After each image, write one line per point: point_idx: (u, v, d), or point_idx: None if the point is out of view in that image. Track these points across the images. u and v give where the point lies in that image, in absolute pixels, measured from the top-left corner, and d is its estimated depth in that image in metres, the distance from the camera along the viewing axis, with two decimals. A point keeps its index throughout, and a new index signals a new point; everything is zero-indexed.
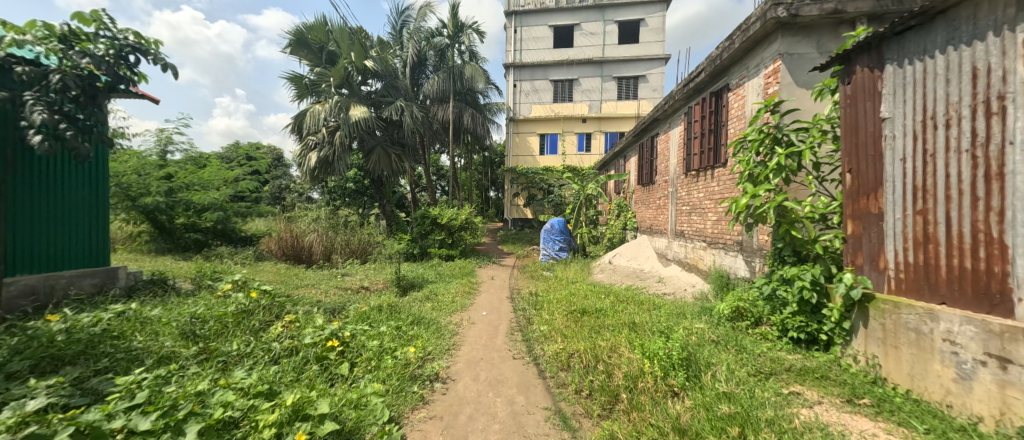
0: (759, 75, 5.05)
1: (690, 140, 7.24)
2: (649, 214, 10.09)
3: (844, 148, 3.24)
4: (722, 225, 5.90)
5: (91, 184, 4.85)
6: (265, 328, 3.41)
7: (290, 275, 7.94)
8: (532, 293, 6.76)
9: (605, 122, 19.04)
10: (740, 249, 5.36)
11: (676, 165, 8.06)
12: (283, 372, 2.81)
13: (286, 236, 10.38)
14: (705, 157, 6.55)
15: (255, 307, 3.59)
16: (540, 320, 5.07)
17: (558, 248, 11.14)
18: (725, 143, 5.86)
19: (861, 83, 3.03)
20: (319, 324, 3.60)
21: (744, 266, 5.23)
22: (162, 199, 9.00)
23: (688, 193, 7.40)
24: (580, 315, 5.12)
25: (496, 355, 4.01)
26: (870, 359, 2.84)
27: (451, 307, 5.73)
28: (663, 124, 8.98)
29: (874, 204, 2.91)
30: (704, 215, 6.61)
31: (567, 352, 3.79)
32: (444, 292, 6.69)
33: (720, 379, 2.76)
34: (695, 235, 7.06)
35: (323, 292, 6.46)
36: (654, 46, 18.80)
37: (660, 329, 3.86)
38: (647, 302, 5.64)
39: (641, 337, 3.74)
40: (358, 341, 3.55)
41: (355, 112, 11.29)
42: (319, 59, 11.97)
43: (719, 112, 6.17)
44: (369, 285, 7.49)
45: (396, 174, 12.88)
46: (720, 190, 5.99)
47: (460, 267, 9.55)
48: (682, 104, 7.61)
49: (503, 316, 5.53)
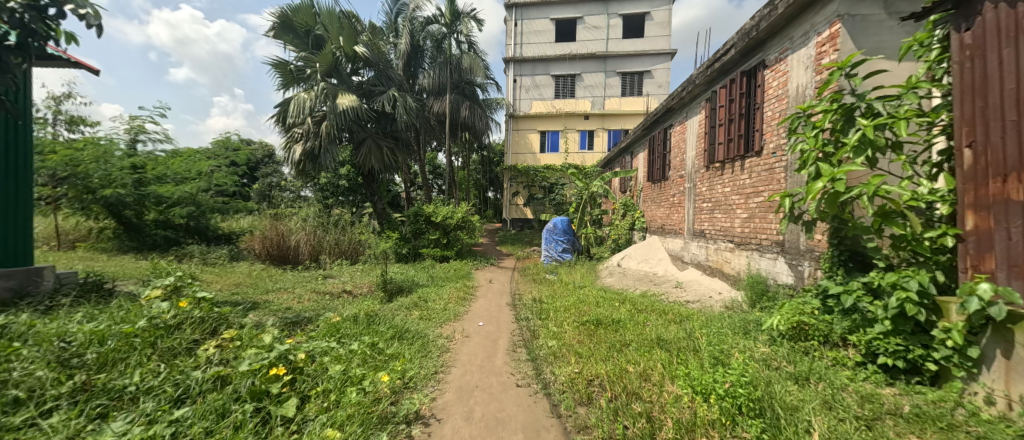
0: (808, 45, 4.27)
1: (713, 129, 6.48)
2: (661, 212, 9.32)
3: (957, 116, 2.46)
4: (756, 222, 5.14)
5: (6, 169, 4.02)
6: (192, 349, 2.59)
7: (265, 276, 7.09)
8: (535, 300, 5.95)
9: (609, 119, 18.26)
10: (782, 250, 4.58)
11: (694, 157, 7.30)
12: (192, 420, 1.99)
13: (269, 235, 9.54)
14: (732, 146, 5.77)
15: (183, 320, 2.76)
16: (548, 333, 4.25)
17: (560, 249, 10.35)
18: (759, 128, 5.10)
19: (991, 26, 2.26)
20: (266, 344, 2.77)
21: (788, 271, 4.45)
22: (126, 192, 8.10)
23: (709, 188, 6.62)
24: (595, 329, 4.30)
25: (495, 381, 3.20)
26: (1019, 404, 2.03)
27: (441, 317, 4.88)
28: (678, 114, 8.21)
29: (1016, 187, 2.13)
30: (731, 213, 5.84)
31: (585, 378, 3.03)
32: (436, 298, 5.86)
33: (813, 434, 1.96)
34: (718, 235, 6.28)
35: (295, 298, 5.60)
36: (660, 40, 18.07)
37: (703, 350, 3.06)
38: (671, 312, 4.83)
39: (683, 363, 2.94)
40: (316, 366, 2.74)
41: (343, 101, 10.51)
42: (305, 44, 11.10)
43: (752, 94, 5.39)
44: (352, 288, 6.68)
45: (388, 169, 12.06)
46: (753, 183, 5.25)
47: (456, 269, 8.73)
48: (703, 89, 6.84)
49: (503, 327, 4.71)
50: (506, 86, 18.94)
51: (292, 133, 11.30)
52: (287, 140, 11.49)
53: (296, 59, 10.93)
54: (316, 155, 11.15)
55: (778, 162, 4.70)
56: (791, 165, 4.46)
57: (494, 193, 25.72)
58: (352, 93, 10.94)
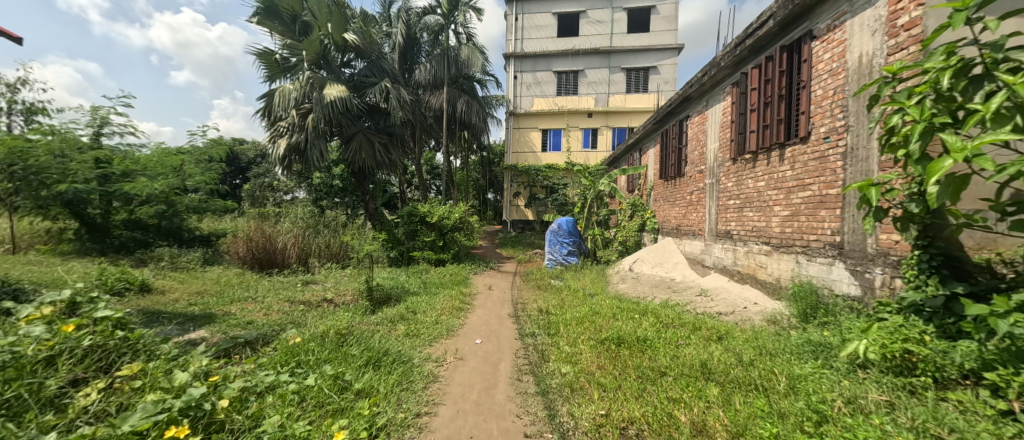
0: (877, 5, 3.56)
1: (741, 116, 5.73)
2: (675, 212, 8.55)
3: None
4: (801, 219, 4.40)
5: None
6: (63, 397, 1.84)
7: (235, 283, 6.26)
8: (541, 311, 5.16)
9: (613, 116, 17.52)
10: (840, 253, 3.84)
11: (718, 149, 6.56)
12: None
13: (253, 238, 8.71)
14: (768, 132, 5.04)
15: (62, 352, 2.01)
16: (560, 356, 3.47)
17: (566, 252, 9.56)
18: (804, 110, 4.38)
19: None
20: (176, 384, 2.01)
21: (851, 279, 3.69)
22: (85, 187, 7.32)
23: (737, 183, 5.87)
24: (617, 350, 3.51)
25: (498, 428, 2.42)
26: None
27: (432, 334, 4.08)
28: (697, 104, 7.46)
29: None
30: (766, 210, 5.10)
31: (616, 428, 2.28)
32: (428, 309, 5.07)
33: None
34: (749, 236, 5.50)
35: (261, 309, 4.78)
36: (666, 35, 17.32)
37: (775, 399, 2.29)
38: (705, 327, 4.06)
39: (760, 419, 2.17)
40: (245, 419, 1.98)
41: (331, 91, 9.74)
42: (292, 32, 10.32)
43: (793, 72, 4.67)
44: (333, 297, 5.88)
45: (380, 166, 11.29)
46: (797, 174, 4.51)
47: (451, 274, 7.96)
48: (729, 72, 6.10)
49: (505, 346, 3.93)
50: (505, 82, 18.20)
51: (277, 127, 10.55)
52: (272, 135, 10.72)
53: (281, 47, 10.19)
54: (302, 150, 10.38)
55: (831, 148, 3.98)
56: (852, 150, 3.72)
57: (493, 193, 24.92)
58: (341, 84, 10.20)
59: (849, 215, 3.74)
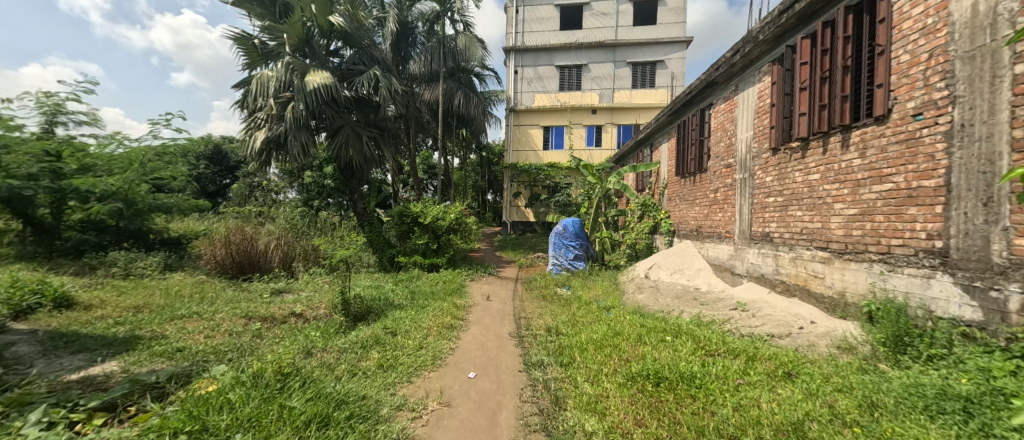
0: None
1: (786, 97, 4.85)
2: (695, 213, 7.64)
3: None
4: (878, 220, 3.50)
5: None
6: None
7: (189, 294, 5.31)
8: (549, 330, 4.24)
9: (618, 113, 16.64)
10: (943, 266, 2.96)
11: (752, 138, 5.66)
12: None
13: (234, 240, 7.63)
14: (825, 113, 4.15)
15: None
16: (581, 402, 2.55)
17: (572, 256, 8.66)
18: (880, 82, 3.50)
19: None
20: None
21: (963, 299, 2.82)
22: (25, 182, 6.22)
23: (779, 177, 4.98)
24: (658, 394, 2.60)
25: None
26: None
27: (412, 364, 3.19)
28: (723, 89, 6.58)
29: None
30: (822, 208, 4.21)
31: None
32: (411, 329, 4.15)
33: None
34: (797, 240, 4.60)
35: (203, 330, 3.85)
36: (675, 28, 16.40)
37: None
38: (762, 357, 3.17)
39: None
40: None
41: (314, 78, 8.86)
42: (272, 14, 9.41)
43: (861, 36, 3.80)
44: (304, 310, 4.96)
45: (369, 162, 10.37)
46: (868, 163, 3.62)
47: (445, 281, 7.02)
48: (767, 48, 5.23)
49: (508, 382, 3.04)
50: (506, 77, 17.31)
51: (254, 118, 9.61)
52: (248, 127, 9.74)
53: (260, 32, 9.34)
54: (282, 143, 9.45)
55: (925, 127, 3.10)
56: (962, 128, 2.86)
57: (493, 194, 23.98)
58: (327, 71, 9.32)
59: (958, 214, 2.86)
